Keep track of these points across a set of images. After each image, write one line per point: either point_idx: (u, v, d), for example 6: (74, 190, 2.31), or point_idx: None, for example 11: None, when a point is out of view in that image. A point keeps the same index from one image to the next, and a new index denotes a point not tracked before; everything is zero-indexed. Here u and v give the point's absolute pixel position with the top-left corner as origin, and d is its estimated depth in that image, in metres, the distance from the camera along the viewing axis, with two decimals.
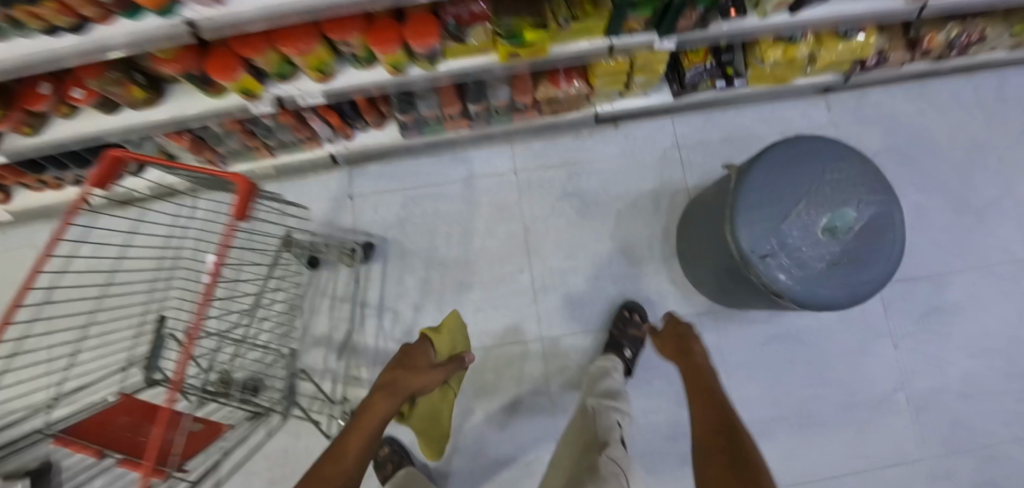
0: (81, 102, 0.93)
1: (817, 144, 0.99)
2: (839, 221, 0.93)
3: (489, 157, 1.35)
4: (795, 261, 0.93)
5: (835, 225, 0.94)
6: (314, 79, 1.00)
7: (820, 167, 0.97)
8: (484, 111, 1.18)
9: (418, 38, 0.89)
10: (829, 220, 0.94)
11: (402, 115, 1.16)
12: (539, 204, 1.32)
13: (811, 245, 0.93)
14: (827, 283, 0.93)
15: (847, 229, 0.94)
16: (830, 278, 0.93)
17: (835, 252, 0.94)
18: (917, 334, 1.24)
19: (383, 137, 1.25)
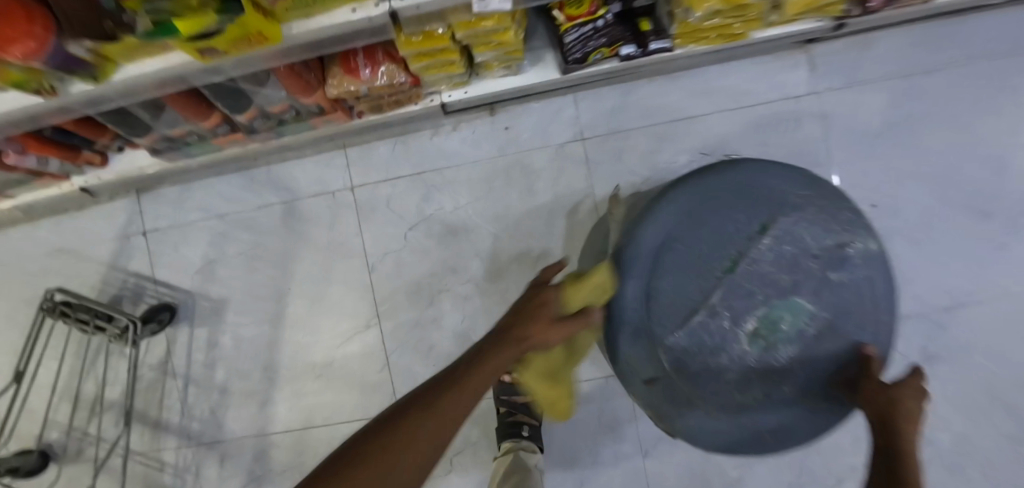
0: None
1: (761, 180, 0.61)
2: (778, 317, 0.60)
3: (318, 170, 0.96)
4: (703, 381, 0.60)
5: (773, 319, 0.60)
6: None
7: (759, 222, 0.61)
8: (260, 120, 0.78)
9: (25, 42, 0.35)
10: (765, 314, 0.60)
11: (136, 136, 0.77)
12: (390, 235, 0.96)
13: (733, 352, 0.60)
14: (757, 408, 0.60)
15: (789, 330, 0.60)
16: (753, 408, 0.60)
17: (771, 364, 0.60)
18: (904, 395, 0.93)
19: (143, 160, 0.87)
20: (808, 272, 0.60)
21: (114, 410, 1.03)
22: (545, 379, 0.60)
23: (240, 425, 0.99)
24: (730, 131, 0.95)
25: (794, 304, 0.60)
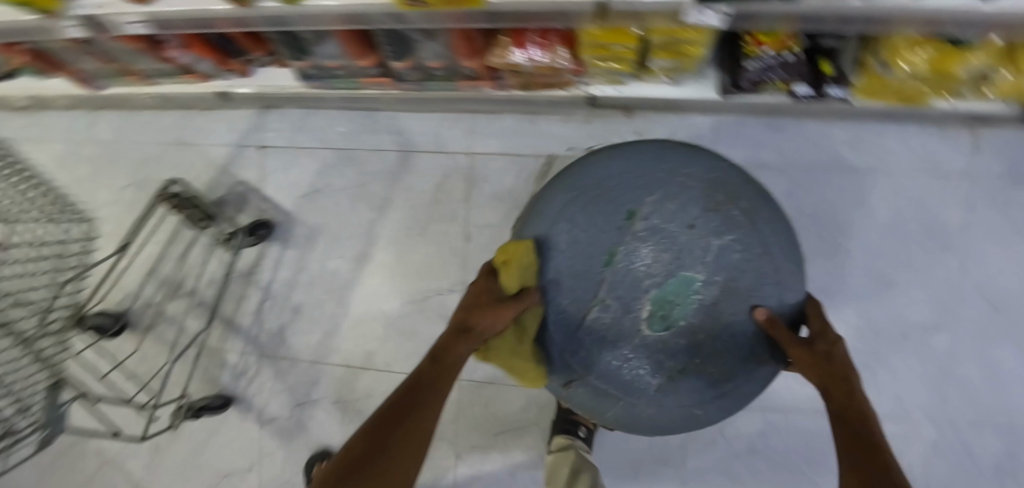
0: None
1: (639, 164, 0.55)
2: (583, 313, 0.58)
3: (440, 128, 0.96)
4: (603, 360, 0.58)
5: (663, 305, 0.56)
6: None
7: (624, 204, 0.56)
8: (414, 69, 0.78)
9: None
10: (653, 297, 0.56)
11: (293, 58, 0.78)
12: (493, 209, 0.95)
13: (690, 326, 0.56)
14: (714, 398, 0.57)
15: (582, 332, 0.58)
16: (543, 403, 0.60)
17: (686, 341, 0.57)
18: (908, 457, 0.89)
19: (286, 81, 0.89)
20: (635, 277, 0.56)
21: (188, 301, 1.08)
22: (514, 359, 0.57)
23: (307, 348, 1.04)
24: (867, 192, 0.90)
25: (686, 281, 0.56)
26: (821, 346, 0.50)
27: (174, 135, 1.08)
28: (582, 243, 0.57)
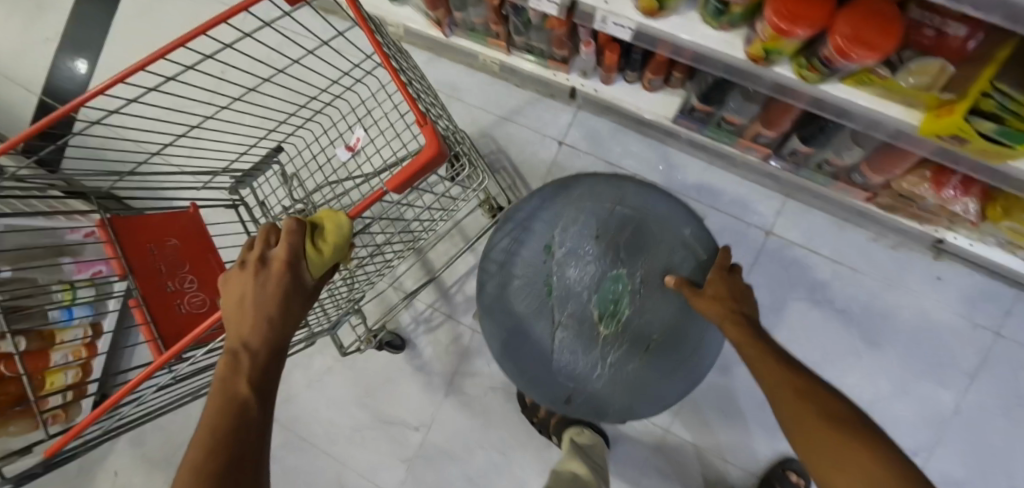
0: None
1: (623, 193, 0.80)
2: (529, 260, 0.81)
3: (749, 198, 0.98)
4: (598, 344, 0.78)
5: (611, 303, 0.78)
6: (641, 9, 0.64)
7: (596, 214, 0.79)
8: (803, 156, 0.80)
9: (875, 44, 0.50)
10: (598, 301, 0.78)
11: (696, 100, 0.80)
12: (765, 290, 0.98)
13: (650, 304, 0.78)
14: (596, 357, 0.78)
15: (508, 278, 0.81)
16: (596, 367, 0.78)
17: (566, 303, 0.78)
18: None
19: (645, 104, 0.89)
20: (583, 289, 0.78)
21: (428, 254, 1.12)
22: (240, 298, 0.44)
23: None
24: None
25: (614, 277, 0.78)
26: (730, 291, 0.67)
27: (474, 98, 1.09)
28: (537, 273, 0.80)
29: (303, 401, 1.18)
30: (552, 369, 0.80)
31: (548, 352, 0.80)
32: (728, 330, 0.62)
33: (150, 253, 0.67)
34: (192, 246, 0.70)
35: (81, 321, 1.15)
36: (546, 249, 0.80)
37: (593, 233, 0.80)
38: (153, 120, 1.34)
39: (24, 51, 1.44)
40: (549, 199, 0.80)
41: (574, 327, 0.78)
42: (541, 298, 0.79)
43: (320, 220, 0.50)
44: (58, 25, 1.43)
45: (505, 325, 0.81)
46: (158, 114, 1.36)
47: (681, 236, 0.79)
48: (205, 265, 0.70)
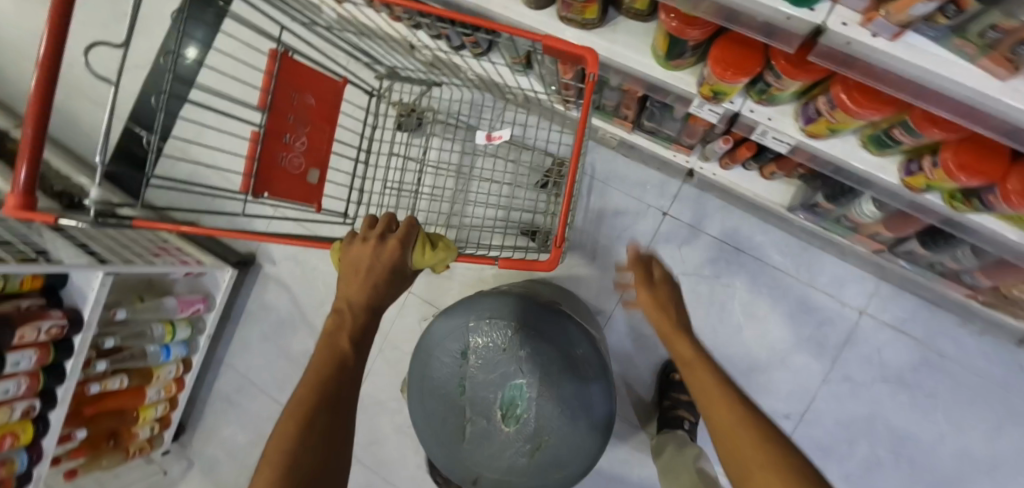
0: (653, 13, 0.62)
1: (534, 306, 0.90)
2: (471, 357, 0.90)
3: (848, 278, 1.02)
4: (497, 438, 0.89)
5: (510, 405, 0.88)
6: (806, 129, 0.69)
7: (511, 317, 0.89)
8: (920, 257, 0.85)
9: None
10: (502, 401, 0.89)
11: (823, 200, 0.84)
12: (857, 367, 1.03)
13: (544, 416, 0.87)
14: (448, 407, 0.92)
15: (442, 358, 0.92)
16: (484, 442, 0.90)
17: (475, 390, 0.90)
18: None
19: (762, 191, 0.95)
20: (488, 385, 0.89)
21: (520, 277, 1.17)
22: (358, 266, 0.55)
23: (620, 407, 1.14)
24: None
25: (515, 387, 0.88)
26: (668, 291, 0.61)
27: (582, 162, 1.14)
28: (454, 374, 0.91)
29: (388, 444, 1.20)
30: (461, 450, 0.91)
31: (455, 440, 0.91)
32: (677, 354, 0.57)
33: (295, 100, 0.74)
34: (322, 114, 0.78)
35: (175, 358, 1.16)
36: (461, 353, 0.91)
37: (502, 340, 0.89)
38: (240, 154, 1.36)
39: (113, 77, 1.46)
40: (463, 309, 0.91)
41: (478, 425, 0.89)
42: (455, 393, 0.91)
43: (437, 242, 0.61)
44: (148, 52, 1.43)
45: (425, 411, 0.93)
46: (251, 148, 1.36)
47: (524, 345, 0.88)
48: (322, 132, 0.79)
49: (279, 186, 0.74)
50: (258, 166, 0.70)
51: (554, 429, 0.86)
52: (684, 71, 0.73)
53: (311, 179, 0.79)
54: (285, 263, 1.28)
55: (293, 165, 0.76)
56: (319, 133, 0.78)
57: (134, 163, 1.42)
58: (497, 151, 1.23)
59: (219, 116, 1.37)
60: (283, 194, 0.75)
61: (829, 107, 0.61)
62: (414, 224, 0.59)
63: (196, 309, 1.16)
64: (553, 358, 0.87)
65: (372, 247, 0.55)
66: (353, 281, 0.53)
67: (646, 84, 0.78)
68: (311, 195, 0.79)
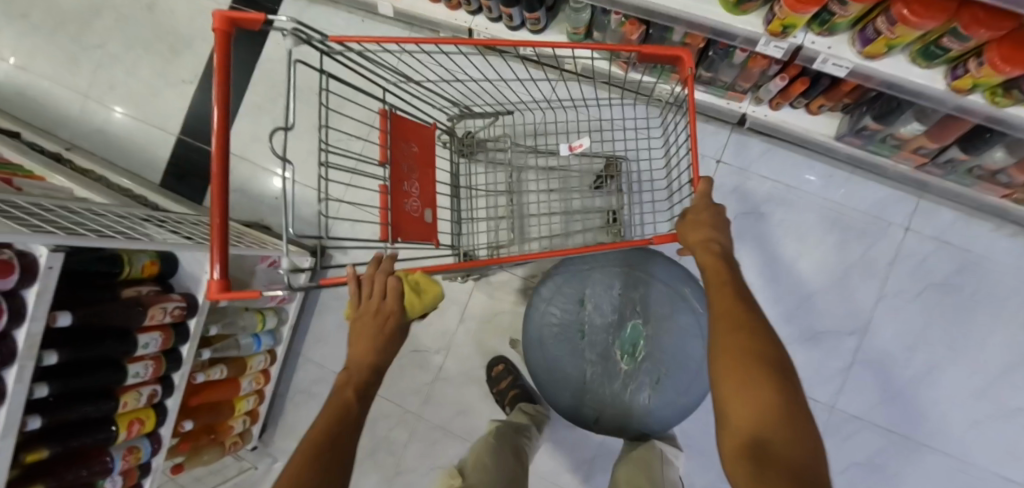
0: None
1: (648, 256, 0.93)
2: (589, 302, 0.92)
3: (888, 201, 1.14)
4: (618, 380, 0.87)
5: (628, 345, 0.88)
6: (863, 51, 0.80)
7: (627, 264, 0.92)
8: (959, 163, 0.97)
9: None
10: (620, 344, 0.89)
11: (871, 121, 0.96)
12: (907, 280, 1.14)
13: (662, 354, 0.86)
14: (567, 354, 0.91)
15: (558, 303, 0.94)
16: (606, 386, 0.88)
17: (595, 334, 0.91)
18: None
19: (810, 125, 1.06)
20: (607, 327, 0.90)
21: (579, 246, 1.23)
22: (363, 327, 0.57)
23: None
24: None
25: (631, 327, 0.89)
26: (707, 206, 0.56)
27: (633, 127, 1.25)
28: (570, 321, 0.92)
29: (478, 412, 1.24)
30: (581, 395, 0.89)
31: (577, 382, 0.89)
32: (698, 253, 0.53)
33: (406, 148, 0.78)
34: (428, 161, 0.84)
35: (264, 348, 1.21)
36: (577, 304, 0.92)
37: (614, 286, 0.91)
38: (299, 154, 1.42)
39: (162, 94, 1.51)
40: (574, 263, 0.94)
41: (599, 363, 0.89)
42: (575, 340, 0.91)
43: (422, 284, 0.59)
44: (195, 68, 1.49)
45: (544, 361, 0.92)
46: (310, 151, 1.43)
47: (641, 283, 0.89)
48: (427, 177, 0.83)
49: (408, 227, 0.77)
50: (393, 216, 0.73)
51: (682, 358, 0.84)
52: (750, 14, 0.84)
53: (429, 218, 0.82)
54: (356, 251, 1.33)
55: (415, 210, 0.79)
56: (428, 178, 0.83)
57: (191, 175, 1.46)
58: (545, 164, 1.26)
59: (275, 120, 1.43)
60: (414, 236, 0.78)
61: (888, 24, 0.72)
62: (392, 273, 0.58)
63: (282, 298, 1.21)
64: (672, 293, 0.88)
65: (374, 305, 0.57)
66: (361, 341, 0.55)
67: (713, 32, 0.88)
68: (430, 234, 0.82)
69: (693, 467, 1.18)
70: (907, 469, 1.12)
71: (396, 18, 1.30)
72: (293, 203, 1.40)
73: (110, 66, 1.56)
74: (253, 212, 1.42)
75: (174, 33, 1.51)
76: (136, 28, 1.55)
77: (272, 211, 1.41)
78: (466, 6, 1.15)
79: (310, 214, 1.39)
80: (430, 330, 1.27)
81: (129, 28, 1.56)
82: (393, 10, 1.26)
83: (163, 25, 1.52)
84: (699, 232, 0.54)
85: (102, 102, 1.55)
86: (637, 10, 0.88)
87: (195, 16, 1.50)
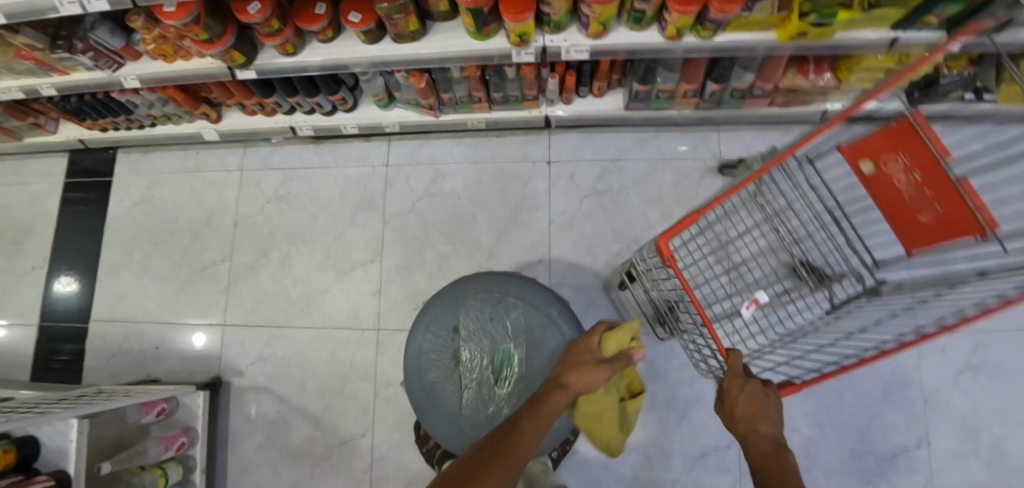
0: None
1: (529, 288, 0.90)
2: (468, 325, 0.89)
3: (697, 142, 1.31)
4: (492, 399, 0.87)
5: (502, 366, 0.88)
6: (589, 34, 0.96)
7: (503, 289, 0.89)
8: (720, 91, 1.14)
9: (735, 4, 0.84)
10: (492, 365, 0.88)
11: (638, 84, 1.12)
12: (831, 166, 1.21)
13: (532, 368, 0.88)
14: (441, 377, 0.89)
15: (436, 331, 0.90)
16: (478, 408, 0.87)
17: (468, 354, 0.89)
18: (869, 477, 1.17)
19: (602, 105, 1.21)
20: (482, 348, 0.89)
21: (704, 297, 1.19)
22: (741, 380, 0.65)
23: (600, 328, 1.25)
24: None
25: (504, 352, 0.88)
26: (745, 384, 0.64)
27: (476, 162, 1.33)
28: (445, 349, 0.89)
29: (425, 479, 1.19)
30: (460, 422, 0.87)
31: (454, 409, 0.88)
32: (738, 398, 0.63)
33: (932, 205, 0.56)
34: (887, 196, 0.62)
35: None
36: (451, 332, 0.89)
37: (485, 307, 0.89)
38: (170, 296, 1.39)
39: (13, 289, 1.46)
40: (450, 290, 0.90)
41: (474, 388, 0.88)
42: (452, 370, 0.89)
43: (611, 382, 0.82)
44: (39, 253, 1.46)
45: (416, 390, 0.89)
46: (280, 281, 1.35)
47: (512, 311, 0.89)
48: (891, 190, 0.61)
49: (895, 144, 0.57)
50: (925, 147, 0.54)
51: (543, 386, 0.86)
52: (494, 37, 0.99)
53: (878, 175, 0.62)
54: (255, 367, 1.30)
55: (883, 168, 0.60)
56: (892, 201, 0.62)
57: (61, 358, 1.39)
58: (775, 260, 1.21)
59: (136, 274, 1.42)
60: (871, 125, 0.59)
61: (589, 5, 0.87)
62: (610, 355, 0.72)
63: (181, 444, 1.13)
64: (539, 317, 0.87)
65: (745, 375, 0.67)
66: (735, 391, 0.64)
67: (474, 59, 1.02)
68: (858, 160, 0.63)
69: (640, 440, 1.19)
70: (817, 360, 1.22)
71: (225, 139, 1.37)
72: (177, 345, 1.35)
73: None
74: (138, 369, 1.36)
75: (9, 227, 1.49)
76: None
77: (159, 361, 1.35)
78: (279, 108, 1.25)
79: (196, 350, 1.34)
80: (351, 414, 1.25)
81: None
82: (218, 133, 1.32)
83: None
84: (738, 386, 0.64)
85: None
86: (409, 60, 1.02)
87: (29, 204, 1.49)
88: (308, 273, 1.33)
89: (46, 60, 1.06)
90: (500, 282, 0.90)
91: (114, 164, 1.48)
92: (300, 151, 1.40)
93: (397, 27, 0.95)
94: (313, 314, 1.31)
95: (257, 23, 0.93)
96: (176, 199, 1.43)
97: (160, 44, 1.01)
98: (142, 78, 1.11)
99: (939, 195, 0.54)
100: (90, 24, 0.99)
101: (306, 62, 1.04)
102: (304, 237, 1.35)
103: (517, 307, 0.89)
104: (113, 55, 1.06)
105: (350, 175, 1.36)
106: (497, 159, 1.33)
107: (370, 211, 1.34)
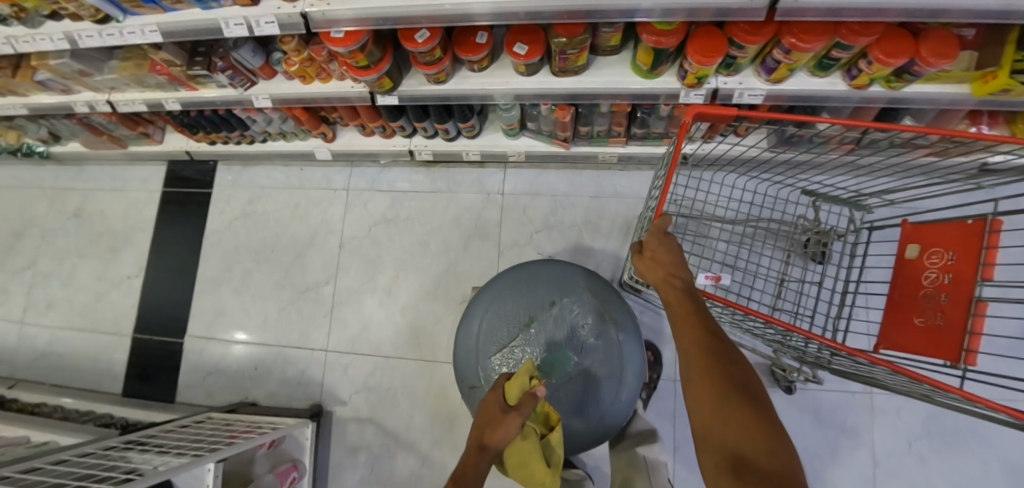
0: (608, 32, 0.87)
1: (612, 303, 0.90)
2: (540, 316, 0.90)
3: (833, 185, 1.25)
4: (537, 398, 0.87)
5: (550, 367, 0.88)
6: (769, 79, 0.91)
7: (582, 287, 0.91)
8: (881, 139, 1.07)
9: (949, 56, 0.78)
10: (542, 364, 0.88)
11: (793, 127, 1.06)
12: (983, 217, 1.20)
13: (583, 381, 0.87)
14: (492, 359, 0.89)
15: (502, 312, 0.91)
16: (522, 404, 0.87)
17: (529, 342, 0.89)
18: None
19: (743, 146, 1.16)
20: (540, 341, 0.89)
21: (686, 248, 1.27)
22: (663, 263, 0.67)
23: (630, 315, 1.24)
24: None
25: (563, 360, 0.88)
26: (665, 254, 0.67)
27: (599, 196, 1.27)
28: (504, 335, 0.90)
29: None
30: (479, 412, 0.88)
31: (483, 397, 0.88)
32: (664, 291, 0.66)
33: (940, 316, 0.69)
34: (907, 276, 0.76)
35: None
36: (523, 323, 0.90)
37: (588, 322, 0.89)
38: (269, 316, 1.35)
39: (107, 297, 1.47)
40: (533, 271, 0.92)
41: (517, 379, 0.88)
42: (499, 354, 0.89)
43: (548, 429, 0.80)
44: (139, 262, 1.46)
45: (470, 369, 0.89)
46: (386, 306, 1.30)
47: (584, 317, 0.89)
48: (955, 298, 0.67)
49: (954, 243, 0.70)
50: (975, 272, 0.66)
51: (601, 429, 0.85)
52: (664, 75, 0.94)
53: (917, 261, 0.75)
54: (359, 396, 1.25)
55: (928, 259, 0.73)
56: (909, 299, 0.75)
57: (156, 369, 1.37)
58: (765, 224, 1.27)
59: (235, 290, 1.39)
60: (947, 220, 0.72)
61: (788, 51, 0.82)
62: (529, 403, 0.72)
63: (292, 479, 1.09)
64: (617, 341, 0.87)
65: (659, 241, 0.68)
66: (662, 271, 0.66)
67: (637, 97, 0.96)
68: (910, 241, 0.77)
69: None
70: (967, 427, 1.13)
71: (335, 158, 1.32)
72: (275, 368, 1.31)
73: (44, 285, 1.53)
74: (234, 389, 1.32)
75: (108, 234, 1.50)
76: (67, 241, 1.54)
77: (256, 383, 1.31)
78: (401, 131, 1.20)
79: (295, 373, 1.30)
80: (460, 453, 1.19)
81: (60, 242, 1.54)
82: (331, 152, 1.28)
83: (95, 230, 1.52)
84: (657, 263, 0.67)
85: (40, 323, 1.49)
86: (563, 94, 0.97)
87: (127, 211, 1.50)
88: (417, 301, 1.29)
89: (179, 75, 1.02)
90: (579, 282, 0.91)
91: (214, 176, 1.45)
92: (410, 174, 1.36)
93: (565, 62, 0.90)
94: (421, 345, 1.26)
95: (421, 52, 0.87)
96: (276, 215, 1.40)
97: (305, 65, 0.96)
98: (274, 98, 1.06)
99: (952, 314, 0.67)
100: (233, 43, 0.95)
101: (452, 90, 0.99)
102: (411, 264, 1.31)
103: (592, 315, 0.89)
104: (248, 73, 1.02)
105: (463, 201, 1.32)
106: (619, 192, 1.27)
107: (483, 239, 1.30)
